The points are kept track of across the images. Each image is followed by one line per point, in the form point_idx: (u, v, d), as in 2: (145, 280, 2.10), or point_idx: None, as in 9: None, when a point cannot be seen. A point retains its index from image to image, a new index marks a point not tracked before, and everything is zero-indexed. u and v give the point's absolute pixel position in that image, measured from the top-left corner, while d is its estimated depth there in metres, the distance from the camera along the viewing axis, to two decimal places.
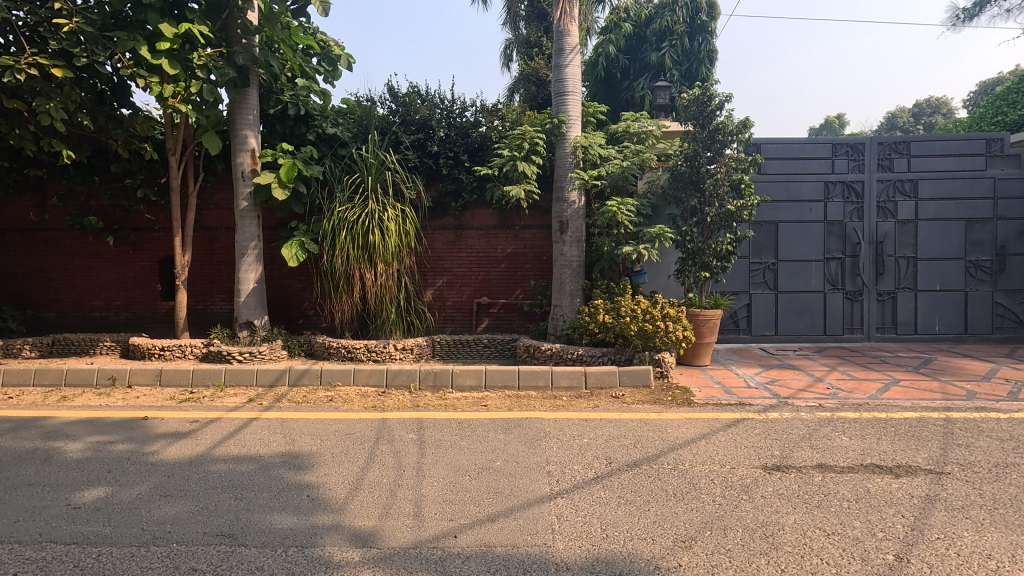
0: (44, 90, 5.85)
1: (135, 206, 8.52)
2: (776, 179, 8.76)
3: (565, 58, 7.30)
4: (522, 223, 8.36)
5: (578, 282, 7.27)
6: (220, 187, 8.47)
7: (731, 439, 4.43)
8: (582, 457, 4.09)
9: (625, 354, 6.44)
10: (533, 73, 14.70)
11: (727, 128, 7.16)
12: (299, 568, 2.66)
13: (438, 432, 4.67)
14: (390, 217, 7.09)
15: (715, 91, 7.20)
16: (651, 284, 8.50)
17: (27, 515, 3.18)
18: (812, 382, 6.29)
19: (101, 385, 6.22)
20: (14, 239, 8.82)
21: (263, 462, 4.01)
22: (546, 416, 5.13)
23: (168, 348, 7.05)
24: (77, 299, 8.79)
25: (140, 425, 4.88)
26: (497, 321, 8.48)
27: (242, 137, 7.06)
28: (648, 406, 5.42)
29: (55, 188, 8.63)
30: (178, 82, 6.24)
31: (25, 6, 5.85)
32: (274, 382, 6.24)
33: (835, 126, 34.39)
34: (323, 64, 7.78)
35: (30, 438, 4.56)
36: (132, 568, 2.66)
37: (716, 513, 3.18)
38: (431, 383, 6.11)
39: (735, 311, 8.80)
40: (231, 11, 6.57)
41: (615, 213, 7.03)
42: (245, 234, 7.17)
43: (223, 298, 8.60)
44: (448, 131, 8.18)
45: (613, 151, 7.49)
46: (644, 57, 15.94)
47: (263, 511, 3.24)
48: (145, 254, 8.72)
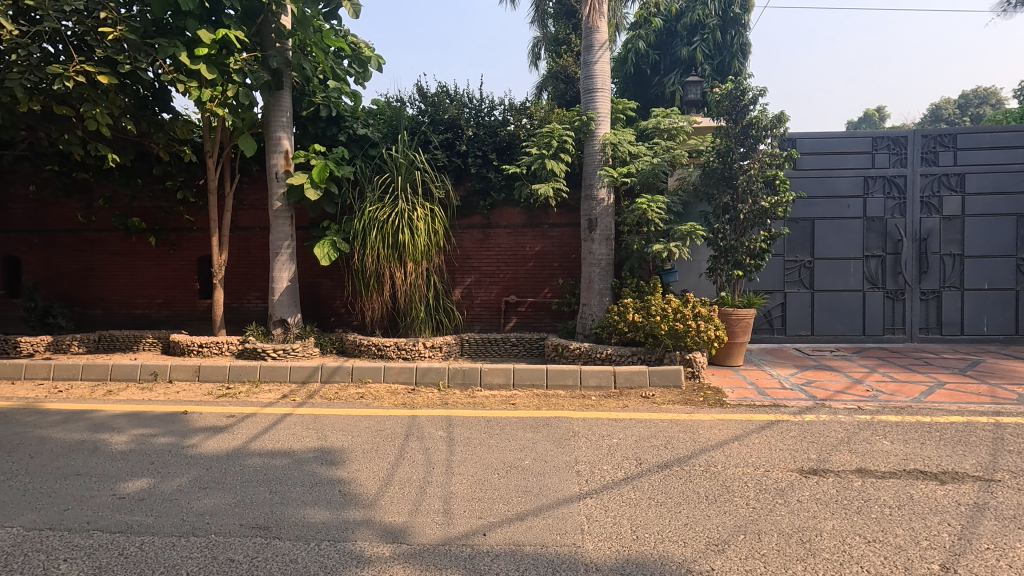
0: (92, 97, 6.07)
1: (175, 207, 8.81)
2: (812, 174, 8.51)
3: (594, 54, 7.23)
4: (550, 221, 8.33)
5: (607, 281, 7.20)
6: (256, 188, 8.70)
7: (765, 441, 4.33)
8: (611, 458, 4.05)
9: (655, 354, 6.36)
10: (561, 70, 14.68)
11: (761, 123, 6.99)
12: (331, 562, 2.70)
13: (466, 430, 4.68)
14: (420, 216, 7.15)
15: (748, 85, 7.03)
16: (682, 283, 8.38)
17: (76, 504, 3.33)
18: (851, 384, 6.08)
19: (144, 380, 6.46)
20: (63, 239, 9.23)
21: (297, 457, 4.10)
22: (575, 415, 5.11)
23: (206, 345, 7.27)
24: (120, 296, 9.14)
25: (180, 419, 5.05)
26: (525, 321, 8.47)
27: (276, 138, 7.21)
28: (679, 407, 5.33)
29: (101, 191, 9.02)
30: (216, 86, 6.42)
31: (73, 16, 5.99)
32: (307, 378, 6.37)
33: (875, 119, 33.19)
34: (355, 66, 7.91)
35: (79, 430, 4.76)
36: (173, 557, 2.75)
37: (750, 517, 3.11)
38: (459, 381, 6.16)
39: (769, 310, 8.59)
40: (266, 15, 6.75)
41: (645, 210, 6.92)
42: (278, 234, 7.34)
43: (258, 296, 8.82)
44: (477, 130, 8.20)
45: (643, 147, 7.39)
46: (674, 53, 15.73)
47: (297, 505, 3.32)
48: (184, 253, 9.00)
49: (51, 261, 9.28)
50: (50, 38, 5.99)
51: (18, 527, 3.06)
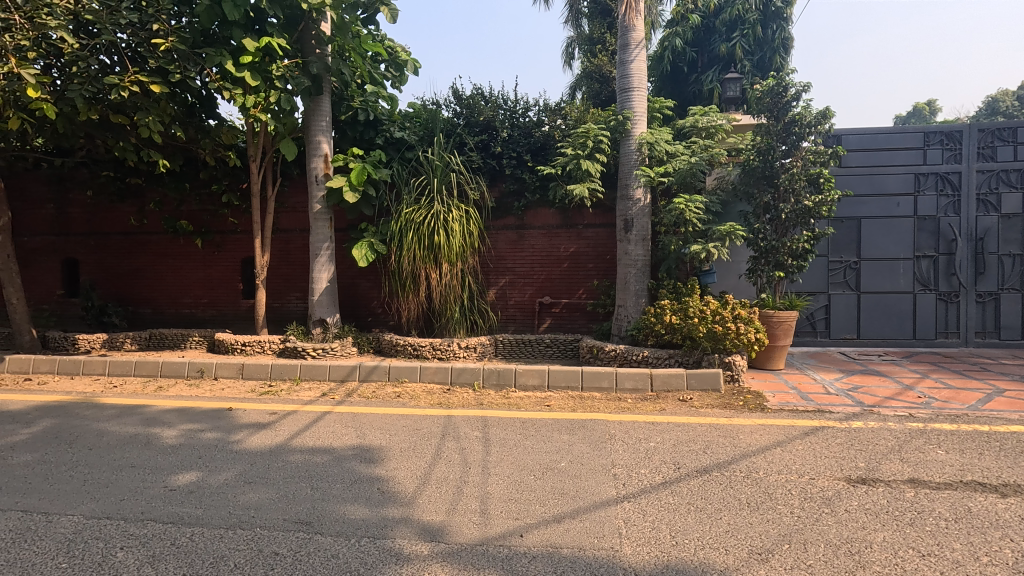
0: (144, 105, 6.35)
1: (221, 210, 9.13)
2: (858, 172, 8.21)
3: (630, 53, 7.15)
4: (585, 222, 8.28)
5: (643, 282, 7.11)
6: (296, 191, 8.94)
7: (810, 447, 4.20)
8: (649, 461, 3.99)
9: (693, 356, 6.25)
10: (596, 70, 14.58)
11: (805, 120, 6.79)
12: (371, 558, 2.75)
13: (502, 431, 4.70)
14: (455, 218, 7.21)
15: (791, 81, 6.84)
16: (720, 285, 8.22)
17: (131, 494, 3.48)
18: (901, 390, 5.84)
19: (191, 376, 6.72)
20: (117, 242, 9.69)
21: (337, 454, 4.19)
22: (611, 418, 5.06)
23: (249, 344, 7.49)
24: (169, 296, 9.52)
25: (225, 415, 5.23)
26: (559, 321, 8.44)
27: (315, 143, 7.39)
28: (719, 411, 5.21)
29: (152, 196, 9.43)
30: (259, 92, 6.64)
31: (128, 29, 6.26)
32: (345, 376, 6.51)
33: (925, 113, 31.77)
34: (391, 70, 8.05)
35: (133, 424, 4.99)
36: (221, 549, 2.85)
37: (795, 526, 3.01)
38: (494, 381, 6.18)
39: (812, 313, 8.32)
40: (306, 23, 6.94)
41: (683, 210, 6.80)
42: (318, 235, 7.52)
43: (298, 297, 9.05)
44: (512, 131, 8.23)
45: (681, 146, 7.27)
46: (713, 49, 15.44)
47: (337, 501, 3.39)
48: (228, 255, 9.31)
49: (106, 263, 9.75)
50: (107, 50, 6.27)
51: (79, 515, 3.22)
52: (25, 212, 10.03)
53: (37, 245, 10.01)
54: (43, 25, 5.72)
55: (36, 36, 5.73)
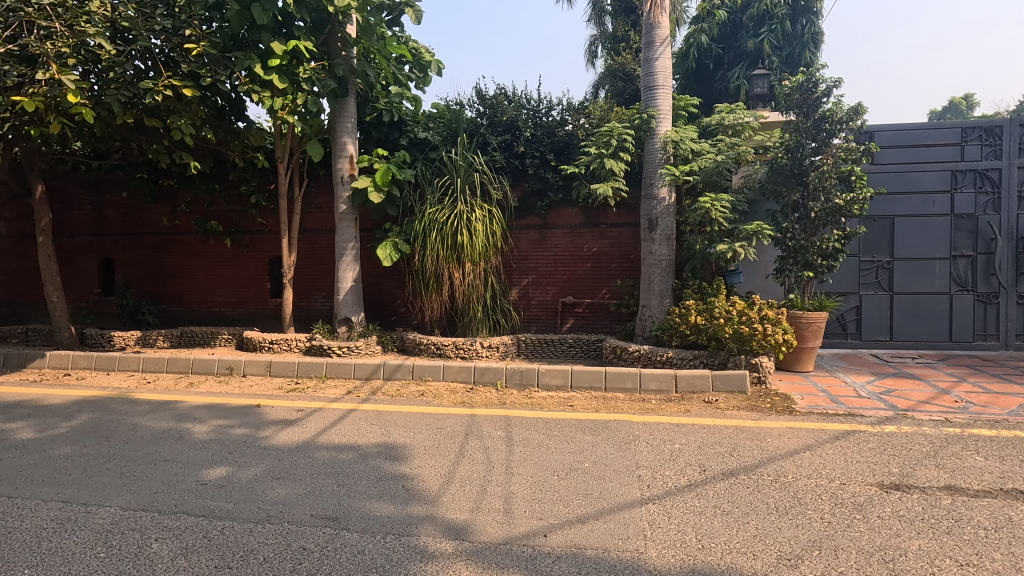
0: (176, 108, 6.52)
1: (249, 210, 9.33)
2: (891, 169, 7.99)
3: (655, 51, 7.08)
4: (608, 221, 8.23)
5: (667, 283, 7.04)
6: (322, 192, 9.08)
7: (840, 452, 4.09)
8: (674, 463, 3.95)
9: (718, 357, 6.16)
10: (620, 68, 14.46)
11: (836, 116, 6.63)
12: (396, 555, 2.77)
13: (525, 431, 4.70)
14: (478, 218, 7.23)
15: (821, 77, 6.71)
16: (747, 285, 8.09)
17: (165, 488, 3.58)
18: (937, 393, 5.66)
19: (221, 373, 6.88)
20: (150, 242, 9.97)
21: (362, 451, 4.25)
22: (635, 419, 5.02)
23: (277, 341, 7.64)
24: (199, 295, 9.76)
25: (254, 411, 5.34)
26: (582, 322, 8.40)
27: (341, 144, 7.49)
28: (745, 414, 5.12)
29: (183, 197, 9.69)
30: (287, 95, 6.78)
31: (161, 34, 6.41)
32: (370, 375, 6.60)
33: (961, 108, 30.80)
34: (416, 71, 8.12)
35: (166, 419, 5.13)
36: (251, 542, 2.91)
37: (826, 532, 2.95)
38: (517, 381, 6.19)
39: (842, 314, 8.12)
40: (333, 26, 7.04)
41: (708, 209, 6.69)
42: (344, 235, 7.62)
43: (324, 296, 9.19)
44: (535, 131, 8.23)
45: (706, 144, 7.17)
46: (740, 45, 15.17)
47: (363, 498, 3.43)
48: (256, 255, 9.50)
49: (140, 263, 10.04)
50: (141, 55, 6.44)
51: (115, 506, 3.33)
52: (63, 213, 10.39)
53: (74, 245, 10.36)
54: (82, 32, 5.86)
55: (75, 42, 5.86)
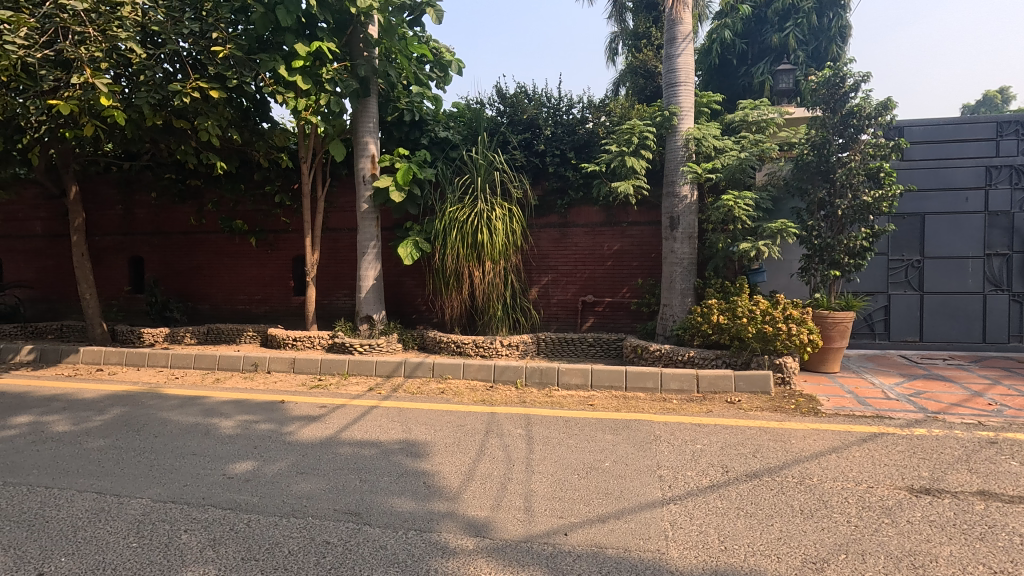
0: (204, 110, 6.66)
1: (273, 210, 9.49)
2: (922, 165, 7.78)
3: (677, 47, 7.00)
4: (629, 219, 8.17)
5: (689, 281, 6.97)
6: (344, 191, 9.20)
7: (868, 454, 4.01)
8: (696, 464, 3.91)
9: (741, 357, 6.07)
10: (641, 65, 14.33)
11: (864, 111, 6.48)
12: (418, 551, 2.80)
13: (545, 429, 4.70)
14: (499, 216, 7.24)
15: (849, 71, 6.57)
16: (771, 284, 7.97)
17: (193, 480, 3.67)
18: (969, 396, 5.50)
19: (246, 370, 7.02)
20: (178, 241, 10.20)
21: (384, 447, 4.30)
22: (656, 419, 4.99)
23: (300, 339, 7.75)
24: (225, 293, 9.96)
25: (278, 407, 5.44)
26: (602, 321, 8.35)
27: (363, 143, 7.57)
28: (769, 415, 5.04)
29: (210, 197, 9.90)
30: (310, 95, 6.89)
31: (190, 38, 6.54)
32: (391, 372, 6.67)
33: (997, 101, 29.78)
34: (436, 71, 8.17)
35: (194, 414, 5.26)
36: (277, 536, 2.96)
37: (853, 536, 2.89)
38: (537, 379, 6.19)
39: (870, 314, 7.95)
40: (355, 27, 7.14)
41: (731, 207, 6.60)
42: (365, 234, 7.70)
43: (345, 294, 9.30)
44: (556, 129, 8.22)
45: (730, 141, 7.08)
46: (764, 40, 14.94)
47: (385, 493, 3.47)
48: (280, 253, 9.65)
49: (168, 261, 10.28)
50: (170, 58, 6.58)
51: (146, 498, 3.43)
52: (96, 212, 10.71)
53: (106, 244, 10.66)
54: (115, 37, 6.01)
55: (108, 47, 6.00)
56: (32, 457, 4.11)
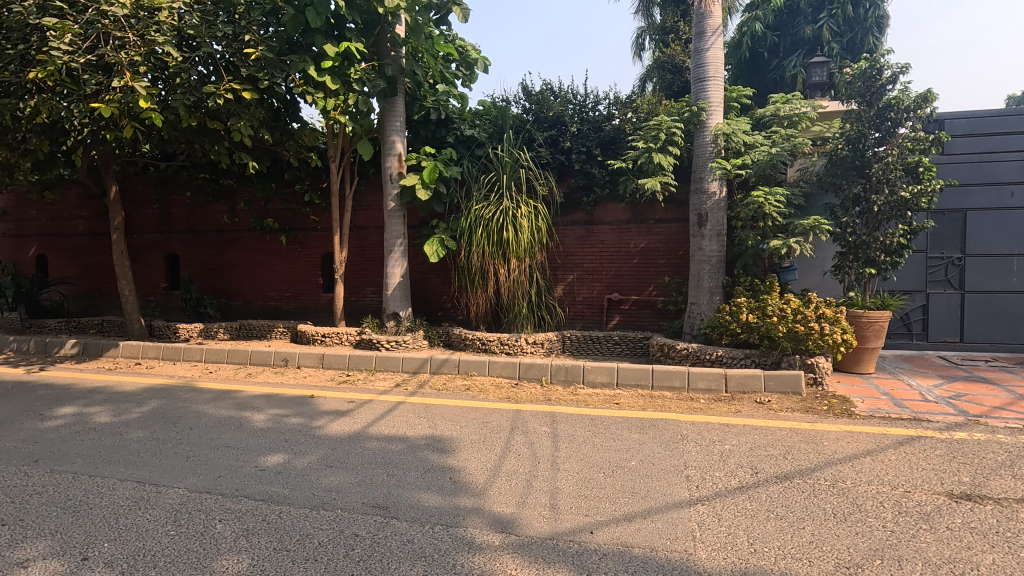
0: (236, 110, 6.81)
1: (303, 209, 9.67)
2: (964, 159, 7.49)
3: (706, 41, 6.88)
4: (656, 217, 8.07)
5: (718, 279, 6.86)
6: (371, 190, 9.32)
7: (905, 458, 3.89)
8: (724, 464, 3.85)
9: (771, 357, 5.96)
10: (669, 60, 14.18)
11: (902, 104, 6.28)
12: (445, 545, 2.83)
13: (570, 427, 4.70)
14: (524, 214, 7.24)
15: (886, 63, 6.36)
16: (803, 282, 7.79)
17: (227, 472, 3.78)
18: (1014, 399, 5.28)
19: (277, 365, 7.18)
20: (212, 239, 10.48)
21: (411, 443, 4.35)
22: (683, 418, 4.93)
23: (328, 335, 7.89)
24: (256, 290, 10.19)
25: (308, 402, 5.56)
26: (628, 319, 8.27)
27: (390, 142, 7.64)
28: (800, 416, 4.93)
29: (242, 196, 10.15)
30: (339, 95, 6.99)
31: (223, 41, 6.70)
32: (417, 369, 6.73)
33: None
34: (462, 69, 8.21)
35: (227, 407, 5.41)
36: (307, 527, 3.03)
37: (888, 541, 2.81)
38: (562, 377, 6.18)
39: (907, 313, 7.70)
40: (382, 26, 7.22)
41: (762, 203, 6.46)
42: (392, 232, 7.78)
43: (372, 291, 9.42)
44: (582, 126, 8.17)
45: (760, 136, 6.93)
46: (797, 32, 14.60)
47: (412, 488, 3.51)
48: (309, 251, 9.83)
49: (202, 259, 10.57)
50: (204, 61, 6.74)
51: (183, 487, 3.54)
52: (134, 212, 11.07)
53: (144, 242, 11.02)
54: (153, 41, 6.16)
55: (146, 51, 6.16)
56: (76, 446, 4.29)
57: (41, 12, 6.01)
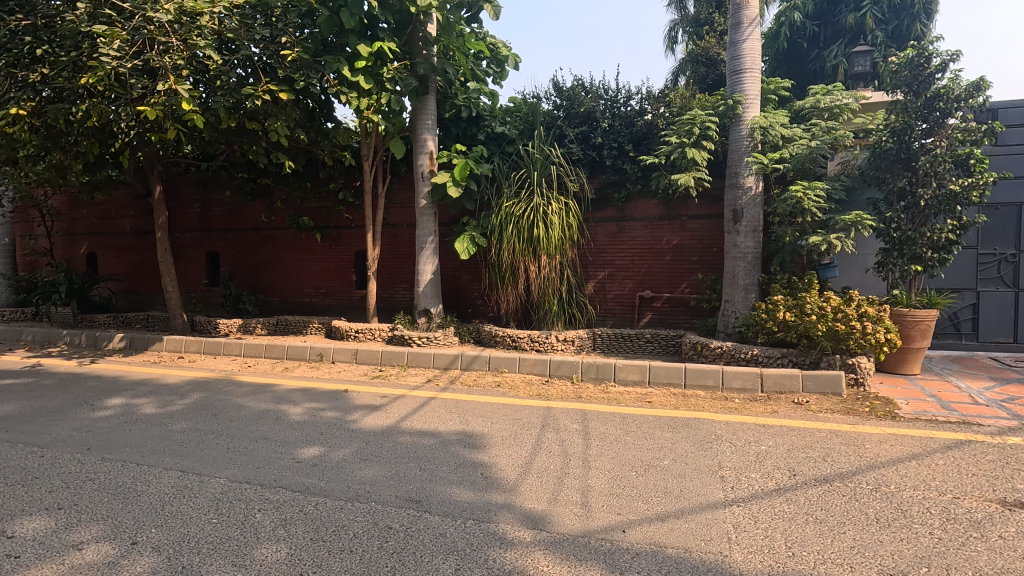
0: (274, 111, 6.98)
1: (337, 206, 9.85)
2: (1019, 150, 7.13)
3: (742, 32, 6.72)
4: (689, 213, 7.93)
5: (753, 276, 6.70)
6: (403, 187, 9.43)
7: (953, 463, 3.74)
8: (760, 466, 3.76)
9: (810, 357, 5.80)
10: (703, 53, 13.86)
11: (952, 93, 6.03)
12: (477, 540, 2.85)
13: (601, 425, 4.66)
14: (555, 211, 7.21)
15: (935, 50, 6.10)
16: (844, 279, 7.54)
17: (266, 463, 3.89)
18: None
19: (312, 360, 7.35)
20: (250, 237, 10.78)
21: (443, 438, 4.39)
22: (717, 418, 4.84)
23: (362, 331, 8.03)
24: (292, 286, 10.44)
25: (342, 396, 5.67)
26: (661, 316, 8.15)
27: (421, 140, 7.72)
28: (840, 417, 4.78)
29: (279, 194, 10.40)
30: (372, 95, 7.09)
31: (261, 43, 6.87)
32: (448, 365, 6.80)
33: None
34: (493, 66, 8.24)
35: (266, 400, 5.56)
36: (342, 519, 3.09)
37: (936, 548, 2.71)
38: (593, 375, 6.14)
39: (955, 312, 7.38)
40: (414, 25, 7.29)
41: (800, 198, 6.28)
42: (423, 229, 7.86)
43: (404, 288, 9.55)
44: (613, 121, 8.09)
45: (799, 129, 6.73)
46: (838, 21, 14.12)
47: (444, 482, 3.55)
48: (343, 248, 10.02)
49: (241, 256, 10.89)
50: (243, 64, 6.91)
51: (225, 477, 3.66)
52: (177, 210, 11.48)
53: (186, 240, 11.41)
54: (194, 45, 6.34)
55: (188, 55, 6.36)
56: (124, 435, 4.48)
57: (91, 20, 6.27)
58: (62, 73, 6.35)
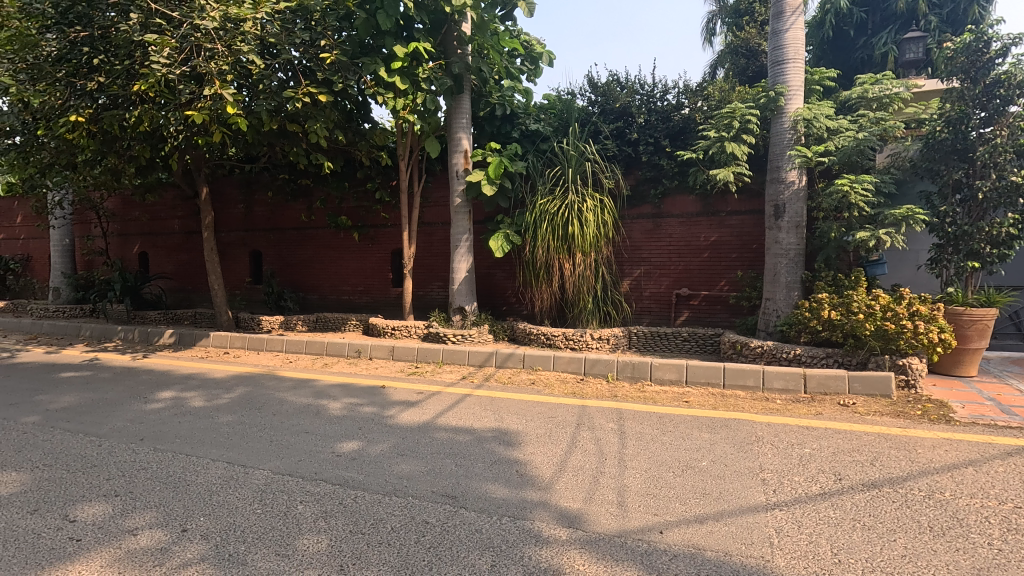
0: (313, 113, 7.15)
1: (374, 206, 10.03)
2: None
3: (785, 21, 6.51)
4: (728, 208, 7.74)
5: (796, 274, 6.49)
6: (438, 186, 9.53)
7: (1015, 470, 3.53)
8: (804, 469, 3.64)
9: (857, 357, 5.59)
10: (743, 44, 13.50)
11: (1013, 80, 5.69)
12: (512, 537, 2.85)
13: (638, 424, 4.61)
14: (590, 208, 7.16)
15: (995, 34, 5.77)
16: (893, 277, 7.24)
17: (307, 456, 4.00)
18: None
19: (350, 356, 7.51)
20: (290, 236, 11.09)
21: (478, 435, 4.42)
22: (758, 419, 4.71)
23: (398, 328, 8.16)
24: (331, 284, 10.69)
25: (379, 392, 5.77)
26: (698, 315, 7.99)
27: (456, 139, 7.77)
28: (889, 420, 4.59)
29: (318, 194, 10.66)
30: (408, 95, 7.18)
31: (300, 46, 7.03)
32: (483, 362, 6.84)
33: None
34: (527, 64, 8.25)
35: (306, 395, 5.71)
36: (380, 512, 3.14)
37: (996, 560, 2.56)
38: (629, 374, 6.07)
39: (1017, 311, 7.00)
40: (449, 25, 7.36)
41: (847, 192, 6.04)
42: (458, 228, 7.93)
43: (439, 285, 9.64)
44: (649, 116, 7.96)
45: (845, 121, 6.48)
46: (888, 6, 13.55)
47: (479, 479, 3.57)
48: (380, 247, 10.19)
49: (282, 255, 11.20)
50: (284, 67, 7.09)
51: (268, 469, 3.77)
52: (223, 211, 11.89)
53: (231, 239, 11.82)
54: (238, 50, 6.54)
55: (233, 60, 6.57)
56: (175, 427, 4.68)
57: (142, 29, 6.53)
58: (116, 82, 6.64)
